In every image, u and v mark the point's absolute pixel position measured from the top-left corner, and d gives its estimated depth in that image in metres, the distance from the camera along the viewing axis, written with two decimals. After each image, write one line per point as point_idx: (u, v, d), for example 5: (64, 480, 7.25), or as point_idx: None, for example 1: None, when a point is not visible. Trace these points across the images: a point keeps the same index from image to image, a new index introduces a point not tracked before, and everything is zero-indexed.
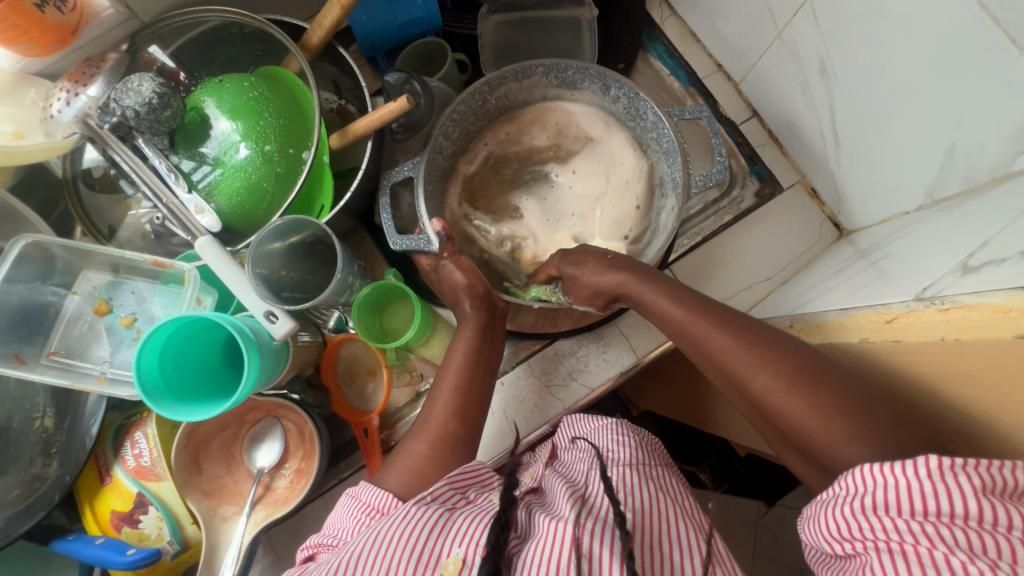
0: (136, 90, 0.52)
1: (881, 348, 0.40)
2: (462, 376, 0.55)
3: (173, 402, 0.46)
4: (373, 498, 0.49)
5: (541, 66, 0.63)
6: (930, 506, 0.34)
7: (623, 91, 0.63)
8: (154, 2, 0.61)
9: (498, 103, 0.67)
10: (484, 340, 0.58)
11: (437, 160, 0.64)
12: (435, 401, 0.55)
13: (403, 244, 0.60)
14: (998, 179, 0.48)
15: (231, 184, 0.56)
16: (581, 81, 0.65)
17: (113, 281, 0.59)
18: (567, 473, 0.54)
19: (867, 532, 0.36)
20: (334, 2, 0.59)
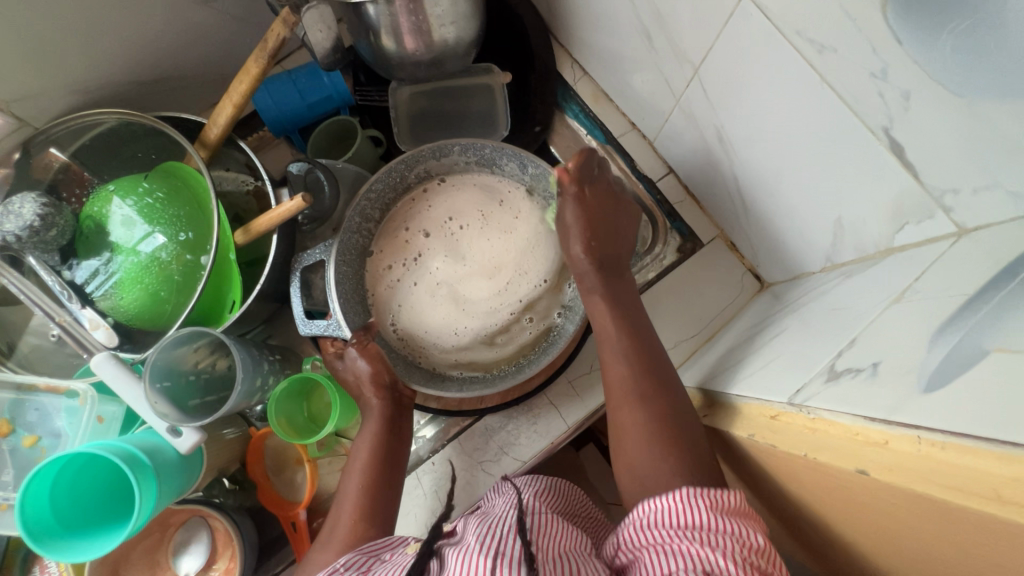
0: (17, 214, 0.53)
1: (768, 445, 0.40)
2: (368, 473, 0.56)
3: (65, 539, 0.45)
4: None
5: (457, 145, 0.65)
6: (681, 521, 0.41)
7: (540, 170, 0.64)
8: (43, 108, 0.60)
9: (417, 176, 0.68)
10: (390, 434, 0.59)
11: (351, 238, 0.64)
12: (342, 505, 0.55)
13: (311, 329, 0.61)
14: (883, 253, 0.47)
15: (127, 297, 0.56)
16: (500, 159, 0.66)
17: (15, 400, 0.57)
18: (482, 511, 0.50)
19: (643, 543, 0.41)
20: (226, 101, 0.59)
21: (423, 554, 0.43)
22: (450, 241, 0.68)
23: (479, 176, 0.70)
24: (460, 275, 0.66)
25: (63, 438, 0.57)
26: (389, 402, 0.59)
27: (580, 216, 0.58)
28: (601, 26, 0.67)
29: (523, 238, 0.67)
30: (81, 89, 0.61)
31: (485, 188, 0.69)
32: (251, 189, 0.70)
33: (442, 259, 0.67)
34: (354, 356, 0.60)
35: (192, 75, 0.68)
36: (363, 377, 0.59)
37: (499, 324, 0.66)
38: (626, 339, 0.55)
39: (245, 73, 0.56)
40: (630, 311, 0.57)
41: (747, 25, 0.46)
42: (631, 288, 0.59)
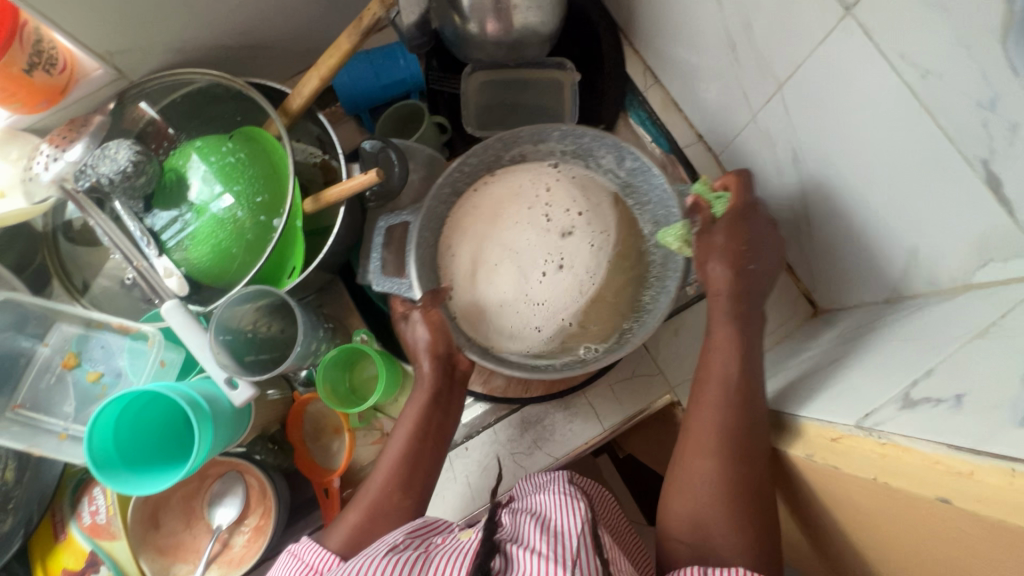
0: (111, 158, 0.54)
1: (826, 463, 0.41)
2: (408, 440, 0.57)
3: (123, 474, 0.47)
4: (316, 558, 0.47)
5: (557, 130, 0.64)
6: None
7: (637, 163, 0.63)
8: (142, 63, 0.63)
9: (510, 158, 0.69)
10: (436, 408, 0.59)
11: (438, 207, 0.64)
12: (377, 472, 0.56)
13: (383, 285, 0.60)
14: (959, 289, 0.46)
15: (200, 249, 0.58)
16: (596, 150, 0.65)
17: (83, 336, 0.61)
18: (521, 507, 0.50)
19: None
20: (313, 73, 0.60)
21: (485, 548, 0.43)
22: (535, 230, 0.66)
23: (575, 168, 0.70)
24: (552, 270, 0.65)
25: (125, 378, 0.59)
26: (441, 373, 0.60)
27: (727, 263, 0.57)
28: (681, 35, 0.67)
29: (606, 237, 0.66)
30: (177, 48, 0.64)
31: (574, 183, 0.68)
32: (319, 162, 0.72)
33: (520, 241, 0.66)
34: (417, 320, 0.61)
35: (277, 45, 0.70)
36: (422, 342, 0.61)
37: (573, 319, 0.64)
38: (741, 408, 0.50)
39: (337, 48, 0.58)
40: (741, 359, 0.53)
41: (844, 44, 0.46)
42: (752, 325, 0.56)
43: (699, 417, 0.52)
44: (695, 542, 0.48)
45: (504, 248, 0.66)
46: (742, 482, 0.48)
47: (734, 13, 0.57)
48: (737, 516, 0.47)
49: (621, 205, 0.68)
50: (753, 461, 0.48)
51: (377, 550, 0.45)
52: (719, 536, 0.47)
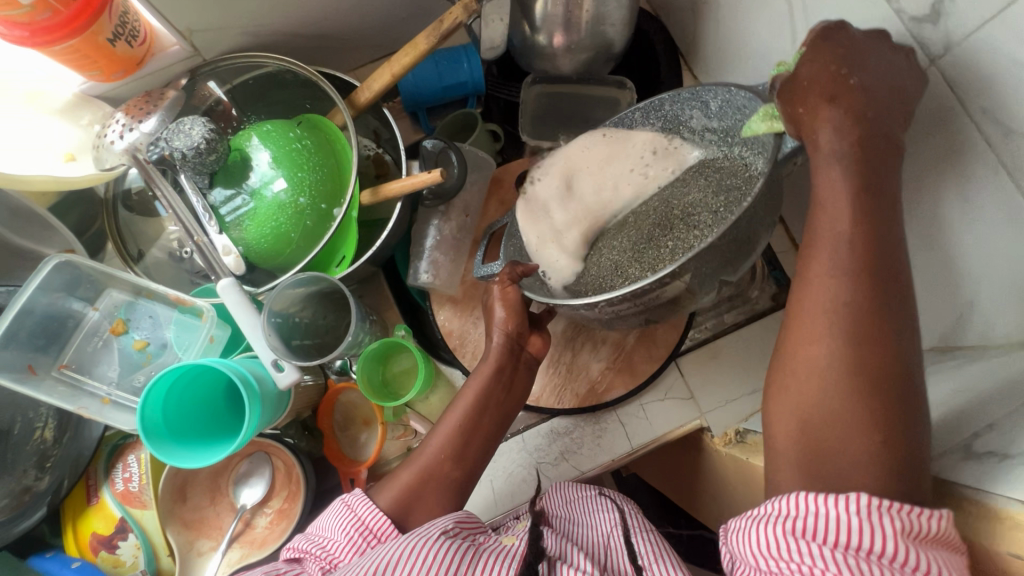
0: (187, 134, 0.55)
1: None
2: (469, 412, 0.56)
3: (170, 445, 0.47)
4: (369, 516, 0.49)
5: (636, 108, 0.61)
6: (853, 540, 0.33)
7: (716, 94, 0.53)
8: (218, 43, 0.64)
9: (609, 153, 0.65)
10: (497, 384, 0.58)
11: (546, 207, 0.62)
12: (434, 435, 0.56)
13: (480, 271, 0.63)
14: (1015, 346, 0.44)
15: (259, 230, 0.58)
16: (684, 113, 0.58)
17: (131, 303, 0.62)
18: (563, 530, 0.53)
19: (789, 554, 0.35)
20: (386, 69, 0.61)
21: (532, 553, 0.46)
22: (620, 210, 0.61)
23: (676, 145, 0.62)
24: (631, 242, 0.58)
25: (170, 349, 0.60)
26: (508, 353, 0.58)
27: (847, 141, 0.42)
28: (746, 69, 0.68)
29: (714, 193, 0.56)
30: (251, 32, 0.65)
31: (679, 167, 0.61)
32: (372, 154, 0.73)
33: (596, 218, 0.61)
34: (494, 298, 0.59)
35: (346, 38, 0.71)
36: (497, 319, 0.59)
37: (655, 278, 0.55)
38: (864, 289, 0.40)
39: (413, 47, 0.59)
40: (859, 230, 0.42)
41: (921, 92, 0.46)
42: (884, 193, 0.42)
43: (806, 296, 0.42)
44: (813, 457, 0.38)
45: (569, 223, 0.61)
46: (863, 376, 0.38)
47: None
48: (861, 415, 0.37)
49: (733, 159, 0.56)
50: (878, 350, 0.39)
51: (432, 530, 0.46)
52: (841, 444, 0.38)
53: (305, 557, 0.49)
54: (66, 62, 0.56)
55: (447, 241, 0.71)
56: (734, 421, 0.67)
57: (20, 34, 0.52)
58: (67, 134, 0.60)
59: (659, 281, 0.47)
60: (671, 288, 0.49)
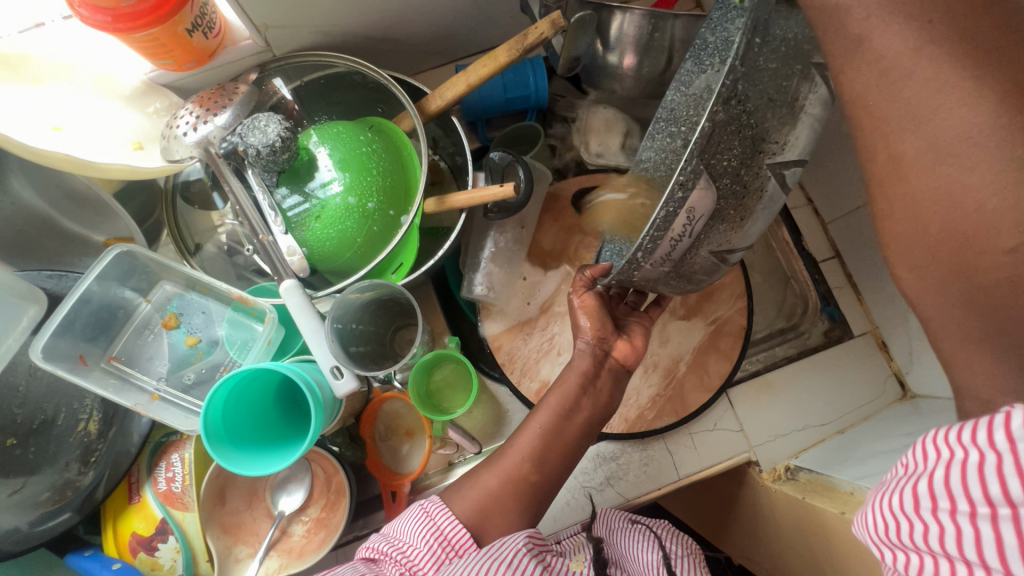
0: (263, 131, 0.54)
1: None
2: (552, 414, 0.55)
3: (231, 450, 0.45)
4: (448, 527, 0.47)
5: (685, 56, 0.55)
6: (984, 495, 0.26)
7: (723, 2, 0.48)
8: (290, 40, 0.63)
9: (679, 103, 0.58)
10: (585, 392, 0.56)
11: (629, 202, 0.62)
12: (523, 433, 0.55)
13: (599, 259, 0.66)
14: None
15: (325, 232, 0.57)
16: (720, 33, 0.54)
17: (184, 297, 0.60)
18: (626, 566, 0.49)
19: (919, 529, 0.29)
20: (460, 79, 0.61)
21: None
22: None
23: None
24: None
25: (222, 347, 0.59)
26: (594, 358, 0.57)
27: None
28: None
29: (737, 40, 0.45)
30: (324, 30, 0.63)
31: None
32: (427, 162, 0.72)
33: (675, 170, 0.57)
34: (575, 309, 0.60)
35: (416, 44, 0.70)
36: (581, 328, 0.60)
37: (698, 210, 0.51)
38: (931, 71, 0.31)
39: (492, 59, 0.58)
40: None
41: None
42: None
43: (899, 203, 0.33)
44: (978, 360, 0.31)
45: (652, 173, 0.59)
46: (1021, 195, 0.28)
47: None
48: (980, 224, 0.29)
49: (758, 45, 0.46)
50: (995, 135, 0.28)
51: (508, 549, 0.44)
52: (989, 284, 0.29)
53: (382, 559, 0.47)
54: (141, 50, 0.56)
55: (502, 254, 0.70)
56: (784, 456, 0.67)
57: (104, 19, 0.51)
58: (134, 121, 0.59)
59: (671, 201, 0.42)
60: (693, 203, 0.43)
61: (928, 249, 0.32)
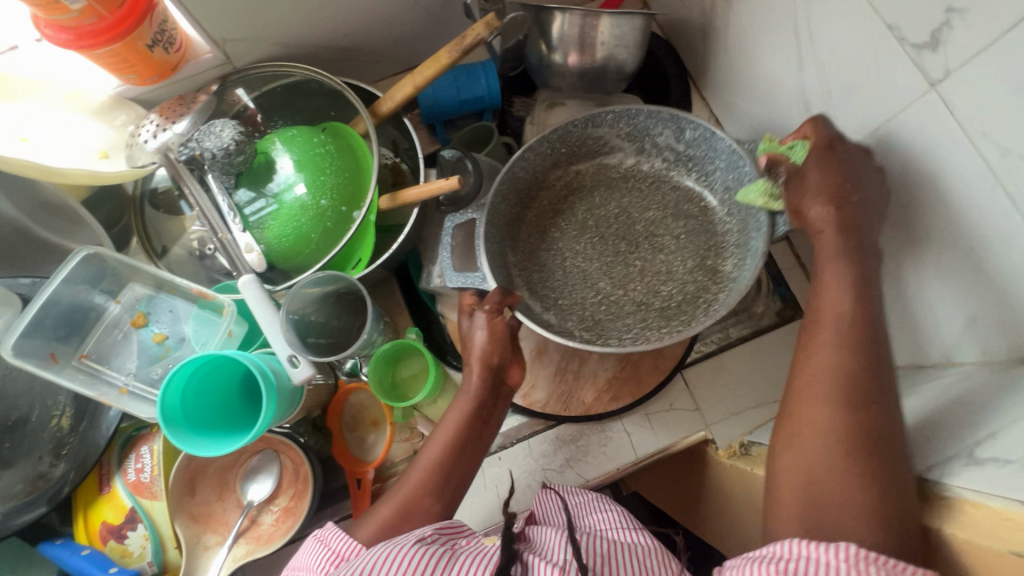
0: (217, 135, 0.57)
1: None
2: (446, 448, 0.54)
3: (188, 434, 0.48)
4: (343, 547, 0.48)
5: (612, 113, 0.63)
6: None
7: (697, 132, 0.62)
8: (249, 53, 0.67)
9: (568, 149, 0.68)
10: (478, 417, 0.56)
11: (500, 205, 0.64)
12: (415, 469, 0.54)
13: (460, 281, 0.60)
14: (1015, 362, 0.47)
15: (281, 229, 0.60)
16: (656, 128, 0.65)
17: (152, 297, 0.63)
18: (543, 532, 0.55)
19: None
20: (407, 81, 0.64)
21: (506, 553, 0.46)
22: (570, 216, 0.70)
23: (625, 156, 0.70)
24: (576, 245, 0.68)
25: (188, 343, 0.61)
26: (489, 386, 0.56)
27: (824, 173, 0.49)
28: (754, 91, 0.70)
29: (631, 201, 0.70)
30: (283, 43, 0.67)
31: (614, 177, 0.71)
32: (389, 163, 0.75)
33: (567, 228, 0.69)
34: (477, 324, 0.57)
35: (371, 52, 0.74)
36: (476, 347, 0.57)
37: (607, 291, 0.65)
38: (847, 321, 0.44)
39: (434, 60, 0.62)
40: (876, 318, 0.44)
41: (930, 116, 0.48)
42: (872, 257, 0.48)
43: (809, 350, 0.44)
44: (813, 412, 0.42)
45: (528, 210, 0.69)
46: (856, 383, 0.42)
47: (814, 79, 0.59)
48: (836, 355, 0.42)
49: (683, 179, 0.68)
50: (866, 346, 0.43)
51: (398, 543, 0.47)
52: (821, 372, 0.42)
53: None
54: (106, 65, 0.59)
55: None
56: (738, 434, 0.68)
57: (67, 38, 0.55)
58: (101, 133, 0.63)
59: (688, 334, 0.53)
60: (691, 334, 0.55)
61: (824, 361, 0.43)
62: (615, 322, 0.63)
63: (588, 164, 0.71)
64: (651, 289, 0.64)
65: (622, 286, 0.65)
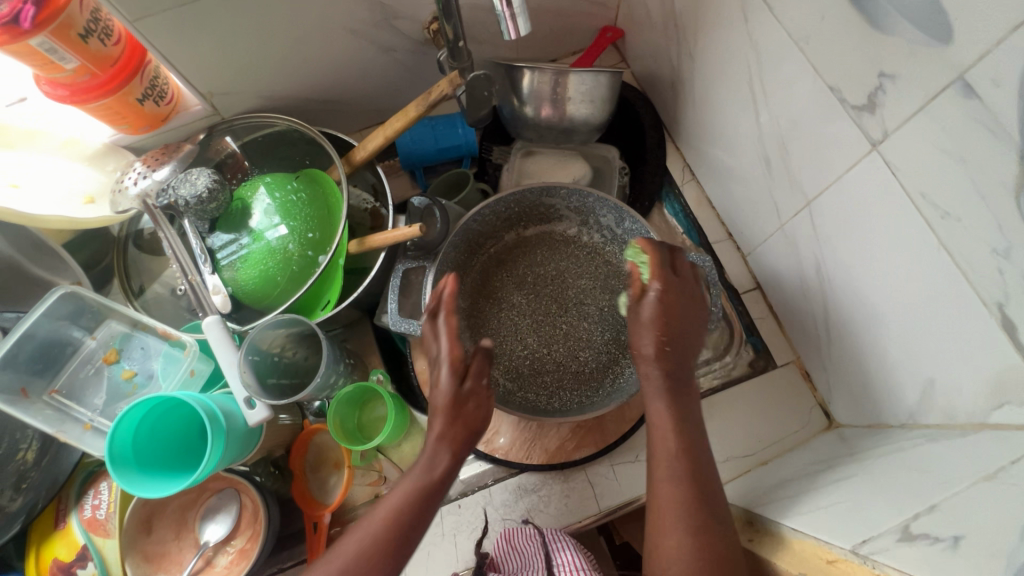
0: (192, 183, 0.61)
1: None
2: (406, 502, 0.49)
3: (134, 474, 0.49)
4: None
5: (565, 191, 0.70)
6: None
7: (635, 227, 0.69)
8: (236, 105, 0.71)
9: (521, 211, 0.74)
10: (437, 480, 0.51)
11: (450, 257, 0.69)
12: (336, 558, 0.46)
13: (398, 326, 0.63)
14: (973, 427, 0.46)
15: (248, 272, 0.63)
16: (602, 212, 0.71)
17: (127, 334, 0.65)
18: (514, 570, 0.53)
19: None
20: (379, 133, 0.67)
21: None
22: (512, 269, 0.76)
23: (571, 223, 0.76)
24: (513, 299, 0.74)
25: (155, 381, 0.63)
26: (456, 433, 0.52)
27: (657, 315, 0.54)
28: (721, 143, 0.71)
29: (569, 265, 0.76)
30: (266, 96, 0.71)
31: (558, 239, 0.77)
32: (369, 208, 0.78)
33: (507, 281, 0.75)
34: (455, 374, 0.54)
35: (353, 104, 0.78)
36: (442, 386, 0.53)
37: (535, 349, 0.71)
38: (684, 457, 0.50)
39: (403, 114, 0.65)
40: (697, 440, 0.51)
41: (873, 176, 0.48)
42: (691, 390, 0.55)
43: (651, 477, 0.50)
44: (668, 530, 0.47)
45: (473, 262, 0.75)
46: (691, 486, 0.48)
47: (771, 135, 0.60)
48: (666, 476, 0.49)
49: (619, 259, 0.75)
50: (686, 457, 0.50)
51: None
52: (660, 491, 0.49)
53: None
54: (99, 117, 0.64)
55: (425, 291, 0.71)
56: None
57: (62, 93, 0.60)
58: (89, 179, 0.67)
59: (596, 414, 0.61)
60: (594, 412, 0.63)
61: (661, 476, 0.49)
62: (536, 381, 0.70)
63: (536, 226, 0.77)
64: (570, 353, 0.71)
65: (547, 346, 0.71)
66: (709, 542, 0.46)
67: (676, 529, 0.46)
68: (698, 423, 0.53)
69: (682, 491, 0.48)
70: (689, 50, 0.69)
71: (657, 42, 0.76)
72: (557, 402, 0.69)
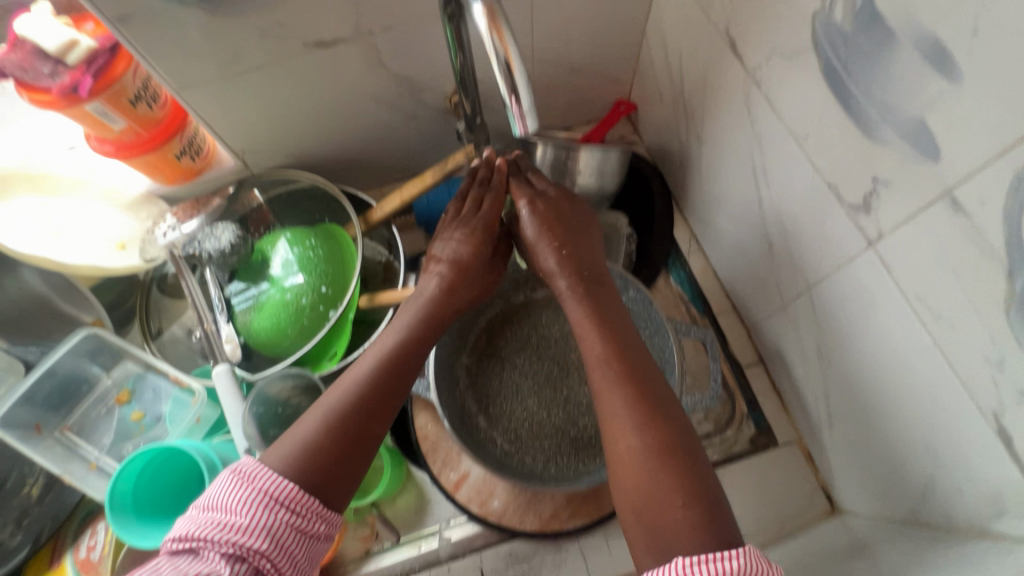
0: (216, 238, 0.66)
1: None
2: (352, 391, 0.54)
3: (130, 519, 0.51)
4: (272, 485, 0.45)
5: None
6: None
7: (638, 297, 0.70)
8: (266, 162, 0.76)
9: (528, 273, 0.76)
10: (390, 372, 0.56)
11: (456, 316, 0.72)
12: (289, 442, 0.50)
13: None
14: (976, 534, 0.45)
15: (260, 323, 0.65)
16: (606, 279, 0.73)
17: (140, 375, 0.68)
18: None
19: None
20: (396, 196, 0.71)
21: None
22: (517, 329, 0.77)
23: None
24: (516, 359, 0.75)
25: (162, 423, 0.65)
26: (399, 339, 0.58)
27: (539, 224, 0.65)
28: (726, 219, 0.73)
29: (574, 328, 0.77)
30: (295, 155, 0.76)
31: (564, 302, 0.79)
32: (383, 261, 0.81)
33: (512, 341, 0.77)
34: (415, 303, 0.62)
35: (375, 164, 0.83)
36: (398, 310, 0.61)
37: (534, 411, 0.72)
38: (621, 377, 0.53)
39: (420, 180, 0.69)
40: (621, 338, 0.56)
41: (868, 271, 0.49)
42: (613, 299, 0.61)
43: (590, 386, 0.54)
44: (623, 460, 0.49)
45: (479, 322, 0.77)
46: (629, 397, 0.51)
47: (772, 219, 0.62)
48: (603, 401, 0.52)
49: None
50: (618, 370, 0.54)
51: None
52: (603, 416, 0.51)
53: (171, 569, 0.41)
54: (140, 170, 0.68)
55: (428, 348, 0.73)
56: None
57: (108, 148, 0.64)
58: (123, 225, 0.71)
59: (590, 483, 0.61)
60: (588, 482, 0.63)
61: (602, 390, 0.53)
62: (534, 443, 0.70)
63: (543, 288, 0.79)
64: (570, 417, 0.71)
65: (546, 409, 0.72)
66: (667, 461, 0.47)
67: (632, 459, 0.48)
68: (624, 326, 0.58)
69: (625, 409, 0.51)
70: (697, 131, 0.73)
71: (667, 120, 0.80)
72: (553, 467, 0.68)
